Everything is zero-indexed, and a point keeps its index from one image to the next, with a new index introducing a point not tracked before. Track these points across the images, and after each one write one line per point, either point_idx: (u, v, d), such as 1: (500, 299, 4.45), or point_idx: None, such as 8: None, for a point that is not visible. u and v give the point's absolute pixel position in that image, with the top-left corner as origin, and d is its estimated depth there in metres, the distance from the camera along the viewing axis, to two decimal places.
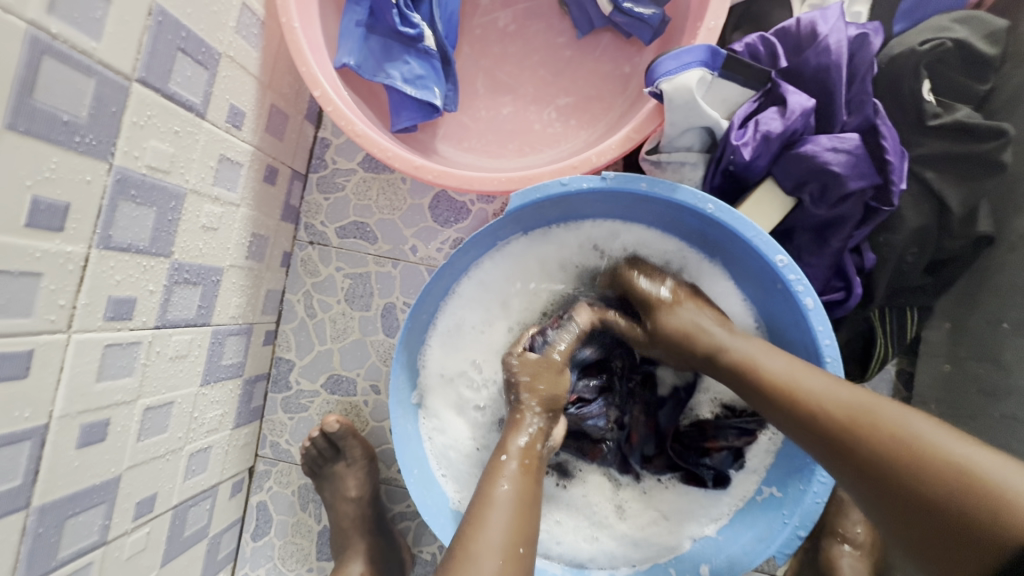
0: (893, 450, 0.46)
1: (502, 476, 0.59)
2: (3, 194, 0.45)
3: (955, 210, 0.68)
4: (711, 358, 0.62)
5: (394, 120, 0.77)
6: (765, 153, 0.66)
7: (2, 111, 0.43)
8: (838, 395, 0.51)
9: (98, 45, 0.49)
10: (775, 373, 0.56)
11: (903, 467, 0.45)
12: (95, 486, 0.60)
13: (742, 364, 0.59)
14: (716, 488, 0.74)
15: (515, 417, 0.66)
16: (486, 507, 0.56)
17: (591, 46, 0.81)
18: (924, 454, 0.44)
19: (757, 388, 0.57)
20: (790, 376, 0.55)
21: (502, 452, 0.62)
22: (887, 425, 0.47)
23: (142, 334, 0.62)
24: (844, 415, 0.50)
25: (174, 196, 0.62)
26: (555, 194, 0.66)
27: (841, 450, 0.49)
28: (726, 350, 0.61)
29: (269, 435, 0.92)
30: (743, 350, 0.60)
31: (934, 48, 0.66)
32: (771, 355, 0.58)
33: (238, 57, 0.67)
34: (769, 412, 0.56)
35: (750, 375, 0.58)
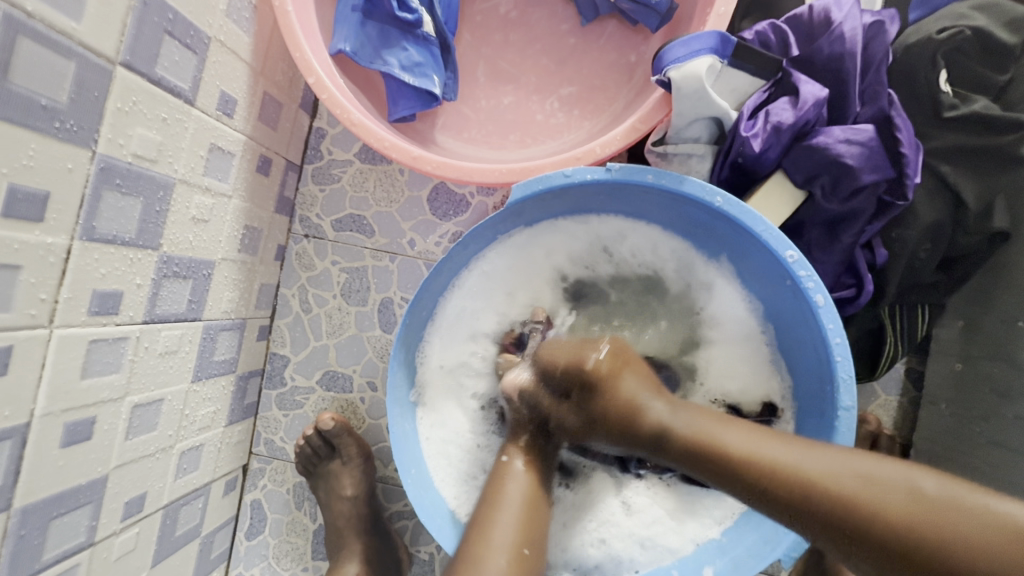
0: (897, 514, 0.40)
1: (508, 474, 0.60)
2: None
3: (971, 205, 0.66)
4: (660, 438, 0.52)
5: (392, 109, 0.74)
6: (776, 145, 0.64)
7: None
8: (819, 462, 0.45)
9: (79, 26, 0.47)
10: (735, 449, 0.48)
11: (917, 534, 0.39)
12: (81, 487, 0.58)
13: (699, 441, 0.50)
14: (722, 488, 0.72)
15: (514, 418, 0.66)
16: (492, 506, 0.56)
17: (596, 34, 0.78)
18: (934, 513, 0.39)
19: (722, 471, 0.49)
20: (753, 449, 0.48)
21: (504, 453, 0.63)
22: (886, 484, 0.42)
23: (129, 329, 0.59)
24: (832, 483, 0.43)
25: (162, 187, 0.59)
26: (558, 186, 0.64)
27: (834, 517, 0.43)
28: (672, 430, 0.52)
29: (263, 432, 0.90)
30: (691, 427, 0.52)
31: (952, 37, 0.64)
32: (727, 425, 0.51)
33: (228, 41, 0.64)
34: (725, 485, 0.49)
35: (711, 455, 0.49)
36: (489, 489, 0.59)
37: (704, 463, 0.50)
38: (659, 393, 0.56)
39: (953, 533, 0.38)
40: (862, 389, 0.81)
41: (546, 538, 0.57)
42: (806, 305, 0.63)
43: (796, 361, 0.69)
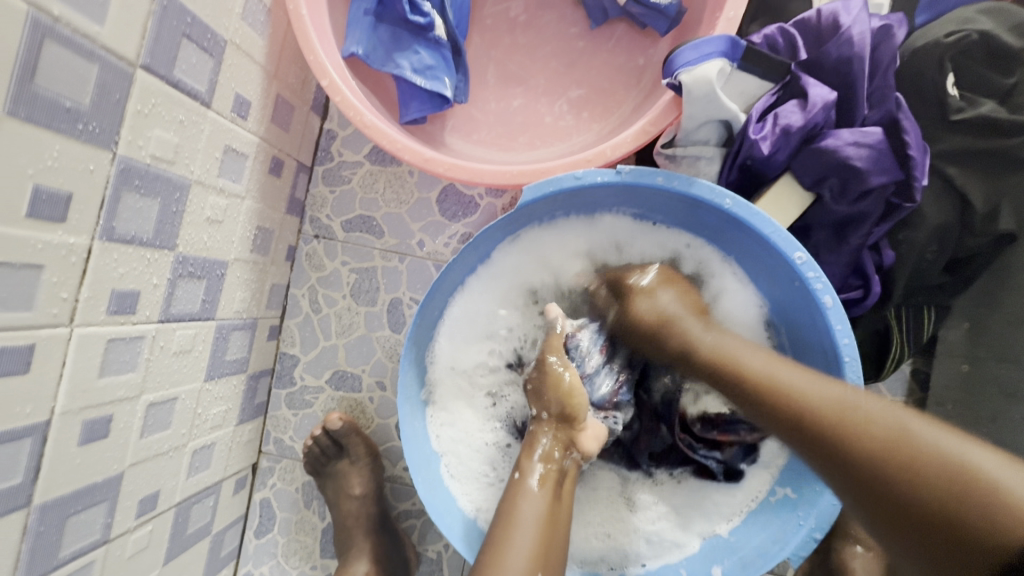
0: (879, 438, 0.45)
1: (522, 495, 0.58)
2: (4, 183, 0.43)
3: (978, 207, 0.66)
4: (681, 352, 0.61)
5: (403, 111, 0.75)
6: (785, 147, 0.64)
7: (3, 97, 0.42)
8: (818, 390, 0.51)
9: (101, 30, 0.47)
10: (749, 367, 0.55)
11: (894, 457, 0.44)
12: (97, 484, 0.59)
13: (721, 355, 0.57)
14: (728, 480, 0.73)
15: (533, 432, 0.65)
16: (507, 533, 0.55)
17: (604, 37, 0.79)
18: (913, 447, 0.43)
19: (733, 384, 0.56)
20: (766, 369, 0.54)
21: (518, 470, 0.61)
22: (874, 420, 0.46)
23: (146, 328, 0.60)
24: (826, 406, 0.49)
25: (178, 187, 0.60)
26: (568, 188, 0.64)
27: (821, 434, 0.48)
28: (695, 348, 0.60)
29: (272, 431, 0.91)
30: (714, 345, 0.59)
31: (959, 41, 0.65)
32: (747, 350, 0.57)
33: (243, 44, 0.65)
34: (742, 402, 0.55)
35: (727, 368, 0.56)
36: (502, 510, 0.57)
37: (720, 374, 0.57)
38: (698, 314, 0.64)
39: (928, 466, 0.42)
40: (868, 390, 0.82)
41: (563, 557, 0.57)
42: (814, 306, 0.63)
43: (804, 361, 0.70)
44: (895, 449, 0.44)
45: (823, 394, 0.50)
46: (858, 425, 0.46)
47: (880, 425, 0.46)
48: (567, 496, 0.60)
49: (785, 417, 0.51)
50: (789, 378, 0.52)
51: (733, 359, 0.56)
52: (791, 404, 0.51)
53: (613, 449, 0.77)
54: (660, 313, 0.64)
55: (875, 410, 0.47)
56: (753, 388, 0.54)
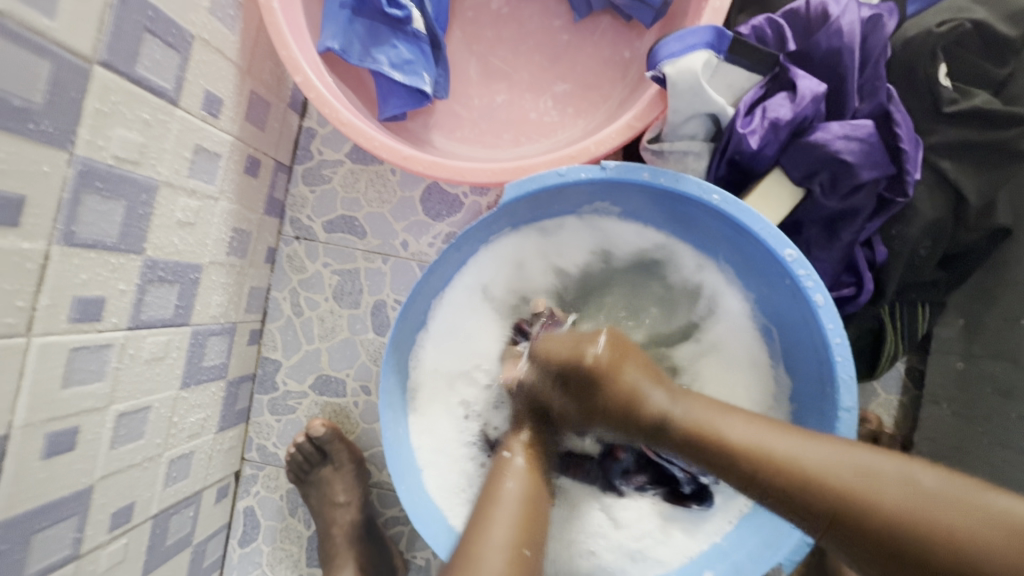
0: (899, 512, 0.41)
1: (507, 473, 0.56)
2: None
3: (971, 201, 0.65)
4: (669, 432, 0.49)
5: (382, 108, 0.73)
6: (773, 142, 0.63)
7: None
8: (821, 452, 0.45)
9: (53, 24, 0.45)
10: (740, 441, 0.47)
11: (924, 535, 0.40)
12: (65, 498, 0.57)
13: (700, 436, 0.48)
14: (700, 506, 0.72)
15: (518, 409, 0.64)
16: (492, 505, 0.54)
17: (589, 29, 0.77)
18: (924, 515, 0.40)
19: (718, 465, 0.48)
20: (754, 440, 0.47)
21: (506, 448, 0.60)
22: (902, 494, 0.41)
23: (113, 336, 0.58)
24: (839, 481, 0.43)
25: (145, 189, 0.58)
26: (552, 185, 0.63)
27: (838, 523, 0.43)
28: (672, 420, 0.49)
29: (255, 438, 0.89)
30: (688, 415, 0.49)
31: (953, 29, 0.63)
32: (725, 418, 0.49)
33: (212, 39, 0.63)
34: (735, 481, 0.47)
35: (710, 449, 0.48)
36: (485, 491, 0.56)
37: (703, 456, 0.48)
38: (659, 381, 0.52)
39: (949, 542, 0.39)
40: (862, 388, 0.80)
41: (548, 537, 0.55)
42: (805, 305, 0.62)
43: (796, 362, 0.68)
44: (914, 518, 0.40)
45: (833, 462, 0.44)
46: (877, 509, 0.41)
47: (899, 490, 0.41)
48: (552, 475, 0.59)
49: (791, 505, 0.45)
50: (785, 448, 0.46)
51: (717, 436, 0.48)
52: (783, 475, 0.45)
53: (589, 464, 0.75)
54: (630, 396, 0.50)
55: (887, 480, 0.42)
56: (755, 477, 0.46)
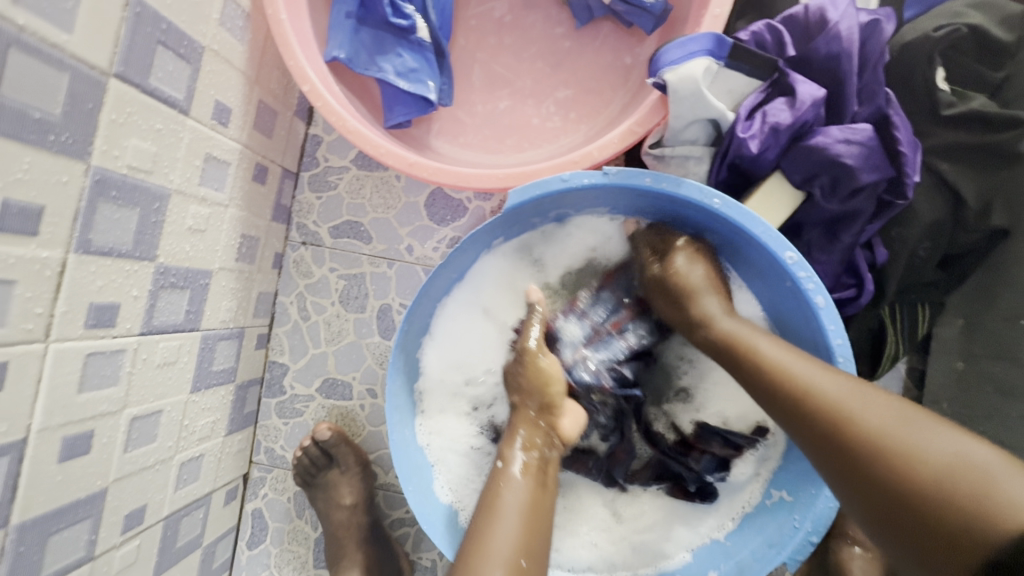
0: (876, 433, 0.45)
1: (506, 483, 0.57)
2: None
3: (970, 203, 0.65)
4: (704, 332, 0.61)
5: (388, 115, 0.75)
6: (774, 146, 0.63)
7: None
8: (826, 380, 0.51)
9: (71, 38, 0.46)
10: (766, 353, 0.55)
11: (894, 456, 0.44)
12: (80, 500, 0.58)
13: (733, 343, 0.58)
14: (704, 502, 0.72)
15: (512, 423, 0.64)
16: (490, 517, 0.55)
17: (591, 36, 0.78)
18: (905, 443, 0.44)
19: (747, 370, 0.56)
20: (778, 357, 0.54)
21: (500, 458, 0.61)
22: (878, 422, 0.46)
23: (127, 341, 0.59)
24: (832, 398, 0.49)
25: (157, 198, 0.59)
26: (555, 190, 0.64)
27: (823, 437, 0.48)
28: (715, 325, 0.60)
29: (263, 441, 0.90)
30: (733, 327, 0.59)
31: (949, 34, 0.64)
32: (761, 337, 0.57)
33: (222, 50, 0.64)
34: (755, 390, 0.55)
35: (738, 354, 0.57)
36: (484, 500, 0.57)
37: (736, 362, 0.57)
38: (719, 294, 0.64)
39: (913, 463, 0.43)
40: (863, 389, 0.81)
41: (550, 543, 0.56)
42: (806, 307, 0.62)
43: None
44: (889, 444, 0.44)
45: (832, 385, 0.50)
46: (859, 432, 0.46)
47: (884, 422, 0.45)
48: (550, 482, 0.60)
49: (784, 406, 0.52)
50: (797, 369, 0.52)
51: (745, 343, 0.57)
52: (787, 387, 0.51)
53: (591, 461, 0.74)
54: (690, 285, 0.64)
55: (879, 411, 0.46)
56: (767, 375, 0.54)
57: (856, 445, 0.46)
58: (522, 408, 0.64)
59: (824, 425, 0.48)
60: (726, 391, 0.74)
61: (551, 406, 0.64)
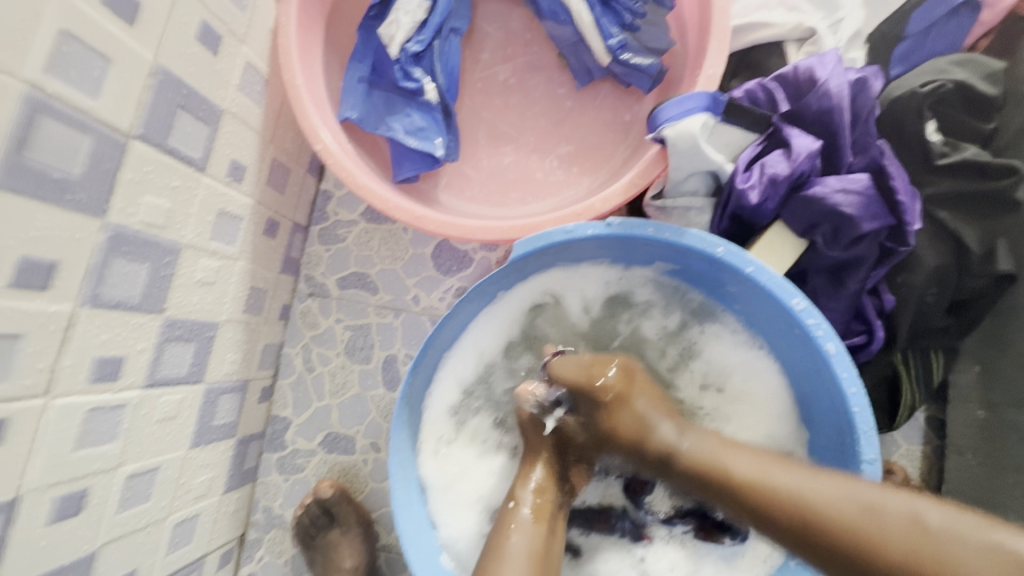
0: (906, 555, 0.41)
1: (514, 526, 0.59)
2: None
3: (975, 250, 0.65)
4: (667, 462, 0.56)
5: (396, 170, 0.78)
6: (773, 196, 0.65)
7: None
8: (818, 483, 0.47)
9: (96, 104, 0.49)
10: (753, 478, 0.50)
11: (917, 575, 0.41)
12: (67, 565, 0.55)
13: (705, 473, 0.53)
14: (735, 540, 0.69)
15: (528, 460, 0.67)
16: (496, 557, 0.56)
17: (591, 96, 0.82)
18: (941, 551, 0.40)
19: (726, 498, 0.51)
20: (759, 473, 0.50)
21: (513, 499, 0.63)
22: (896, 523, 0.43)
23: (128, 395, 0.58)
24: (814, 504, 0.46)
25: (169, 251, 0.60)
26: (559, 242, 0.65)
27: (851, 565, 0.43)
28: (680, 451, 0.56)
29: (262, 499, 0.87)
30: (699, 449, 0.55)
31: (936, 89, 0.66)
32: (732, 453, 0.54)
33: (239, 112, 0.67)
34: (754, 525, 0.49)
35: (720, 486, 0.52)
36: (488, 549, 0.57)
37: (711, 490, 0.52)
38: (671, 418, 0.60)
39: (934, 574, 0.40)
40: (883, 440, 0.79)
41: None
42: (816, 353, 0.62)
43: (810, 411, 0.68)
44: (909, 551, 0.41)
45: (838, 497, 0.46)
46: (888, 546, 0.42)
47: (901, 524, 0.43)
48: (558, 529, 0.61)
49: (800, 542, 0.46)
50: (784, 482, 0.49)
51: (724, 467, 0.52)
52: (797, 519, 0.46)
53: (614, 518, 0.73)
54: (637, 427, 0.59)
55: (891, 509, 0.44)
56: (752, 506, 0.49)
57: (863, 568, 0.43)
58: (539, 446, 0.66)
59: (841, 560, 0.44)
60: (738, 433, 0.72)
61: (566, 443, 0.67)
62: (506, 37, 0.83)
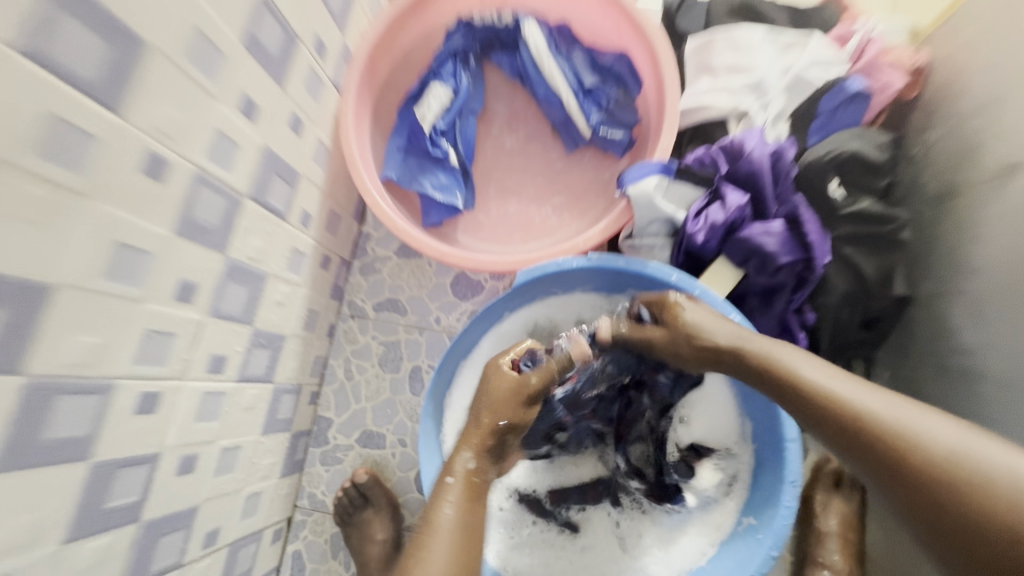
0: (942, 456, 0.52)
1: (447, 501, 0.70)
2: (172, 275, 0.63)
3: (871, 276, 0.83)
4: (734, 357, 0.68)
5: (426, 217, 0.99)
6: (714, 237, 0.85)
7: (176, 224, 0.62)
8: (866, 397, 0.59)
9: (232, 175, 0.70)
10: (811, 381, 0.62)
11: (936, 467, 0.52)
12: (182, 512, 0.73)
13: (772, 368, 0.65)
14: (694, 515, 0.86)
15: (466, 434, 0.74)
16: (431, 530, 0.68)
17: (577, 159, 1.04)
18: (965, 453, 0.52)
19: (790, 390, 0.63)
20: (826, 381, 0.61)
21: (449, 474, 0.72)
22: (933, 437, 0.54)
23: (227, 385, 0.78)
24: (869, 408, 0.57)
25: (261, 277, 0.81)
26: (549, 272, 0.85)
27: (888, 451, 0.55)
28: (748, 348, 0.67)
29: (307, 487, 1.04)
30: (770, 351, 0.66)
31: (834, 157, 0.86)
32: (803, 361, 0.64)
33: (310, 175, 0.89)
34: (812, 414, 0.61)
35: (785, 380, 0.64)
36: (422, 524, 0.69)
37: (778, 384, 0.64)
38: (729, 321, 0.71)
39: (950, 470, 0.52)
40: None
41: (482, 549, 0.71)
42: None
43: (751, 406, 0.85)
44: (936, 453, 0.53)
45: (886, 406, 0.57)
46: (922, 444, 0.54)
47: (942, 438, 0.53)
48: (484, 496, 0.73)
49: (847, 426, 0.58)
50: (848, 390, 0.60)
51: (783, 367, 0.64)
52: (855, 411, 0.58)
53: (602, 484, 0.90)
54: (695, 326, 0.71)
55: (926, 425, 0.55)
56: (815, 396, 0.61)
57: (870, 456, 0.57)
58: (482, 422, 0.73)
59: (877, 446, 0.56)
60: (706, 420, 0.87)
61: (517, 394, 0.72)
62: (511, 114, 1.06)
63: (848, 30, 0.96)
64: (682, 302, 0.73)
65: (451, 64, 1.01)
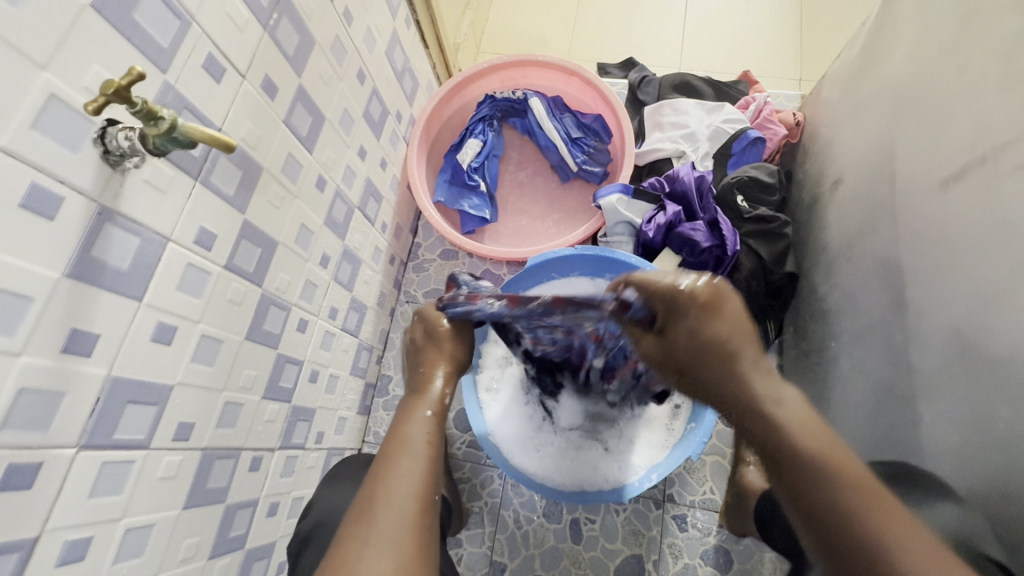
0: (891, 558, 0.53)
1: (415, 420, 0.76)
2: (320, 249, 1.05)
3: (768, 258, 1.24)
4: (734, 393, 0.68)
5: (464, 228, 1.42)
6: (659, 233, 1.26)
7: (327, 218, 1.06)
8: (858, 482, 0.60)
9: (352, 192, 1.14)
10: (805, 447, 0.62)
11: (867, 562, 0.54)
12: (309, 409, 1.11)
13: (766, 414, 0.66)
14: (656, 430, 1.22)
15: (427, 371, 0.85)
16: (401, 453, 0.70)
17: (569, 188, 1.48)
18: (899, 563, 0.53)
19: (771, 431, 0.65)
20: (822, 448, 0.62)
21: (428, 408, 0.79)
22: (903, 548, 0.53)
23: (336, 329, 1.18)
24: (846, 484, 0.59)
25: (358, 261, 1.23)
26: (548, 259, 1.26)
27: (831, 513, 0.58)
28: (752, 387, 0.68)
29: (372, 426, 1.40)
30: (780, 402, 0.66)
31: (738, 180, 1.28)
32: (798, 417, 0.65)
33: (388, 197, 1.33)
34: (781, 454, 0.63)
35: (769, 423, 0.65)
36: (393, 436, 0.73)
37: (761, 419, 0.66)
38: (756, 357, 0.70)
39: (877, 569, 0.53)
40: None
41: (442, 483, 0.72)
42: None
43: None
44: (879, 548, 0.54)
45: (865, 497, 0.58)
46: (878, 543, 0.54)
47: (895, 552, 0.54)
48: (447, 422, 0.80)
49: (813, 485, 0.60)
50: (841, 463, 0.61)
51: (782, 424, 0.64)
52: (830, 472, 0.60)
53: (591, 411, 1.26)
54: (715, 343, 0.69)
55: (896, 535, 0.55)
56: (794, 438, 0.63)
57: (831, 512, 0.58)
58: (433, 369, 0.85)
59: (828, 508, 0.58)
60: None
61: (447, 336, 0.88)
62: (522, 158, 1.52)
63: (750, 99, 1.42)
64: (705, 298, 0.70)
65: (481, 125, 1.46)
